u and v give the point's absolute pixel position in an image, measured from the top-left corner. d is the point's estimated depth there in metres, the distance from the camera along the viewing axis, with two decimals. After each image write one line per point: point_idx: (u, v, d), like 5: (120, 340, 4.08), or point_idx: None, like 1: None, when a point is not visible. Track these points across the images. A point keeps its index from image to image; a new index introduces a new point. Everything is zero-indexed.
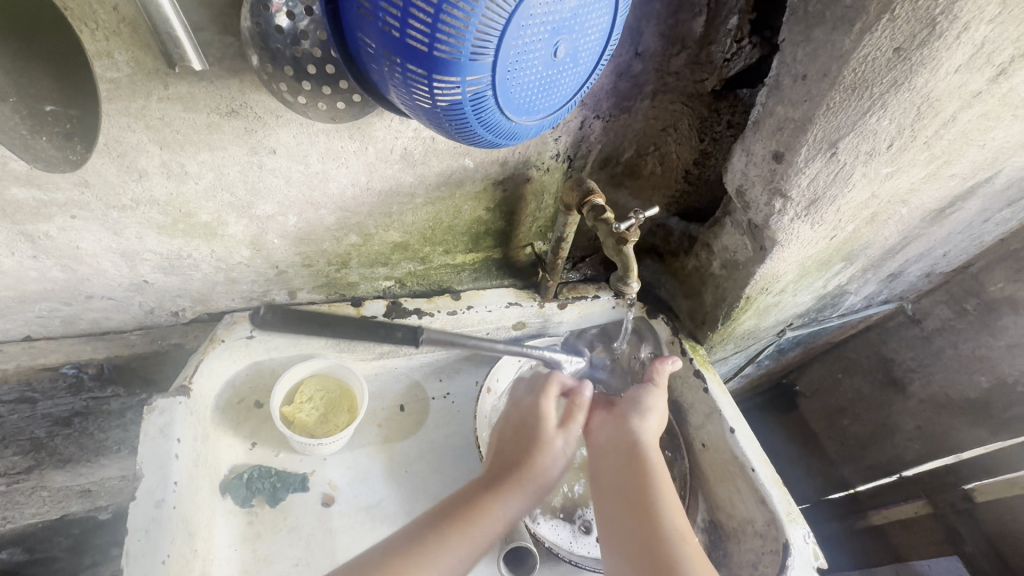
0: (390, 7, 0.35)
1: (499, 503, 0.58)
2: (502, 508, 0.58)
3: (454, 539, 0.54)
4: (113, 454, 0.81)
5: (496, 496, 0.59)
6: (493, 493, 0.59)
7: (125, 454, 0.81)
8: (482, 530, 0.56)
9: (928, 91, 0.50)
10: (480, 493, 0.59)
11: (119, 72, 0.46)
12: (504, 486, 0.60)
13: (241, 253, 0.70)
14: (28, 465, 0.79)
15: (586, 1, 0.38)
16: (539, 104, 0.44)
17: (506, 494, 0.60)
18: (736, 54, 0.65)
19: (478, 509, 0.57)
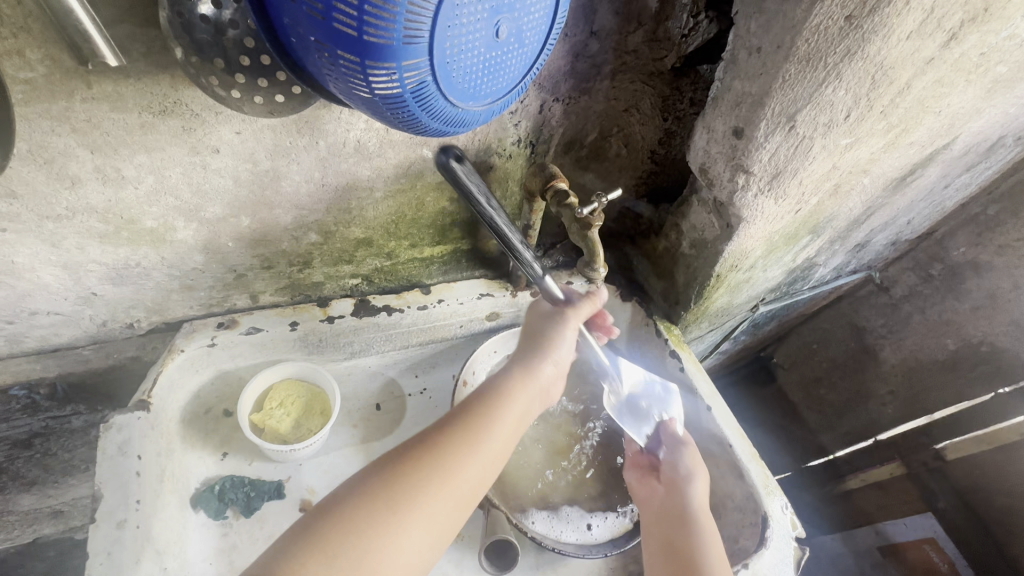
0: None
1: (501, 420, 0.56)
2: (504, 427, 0.56)
3: (458, 457, 0.51)
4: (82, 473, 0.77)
5: (497, 410, 0.57)
6: (493, 407, 0.57)
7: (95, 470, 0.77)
8: (488, 448, 0.54)
9: (882, 59, 0.50)
10: (486, 404, 0.57)
11: (34, 72, 0.43)
12: (503, 400, 0.58)
13: (194, 259, 0.67)
14: None
15: None
16: (485, 88, 0.42)
17: (507, 408, 0.57)
18: (693, 30, 0.64)
19: (481, 425, 0.54)
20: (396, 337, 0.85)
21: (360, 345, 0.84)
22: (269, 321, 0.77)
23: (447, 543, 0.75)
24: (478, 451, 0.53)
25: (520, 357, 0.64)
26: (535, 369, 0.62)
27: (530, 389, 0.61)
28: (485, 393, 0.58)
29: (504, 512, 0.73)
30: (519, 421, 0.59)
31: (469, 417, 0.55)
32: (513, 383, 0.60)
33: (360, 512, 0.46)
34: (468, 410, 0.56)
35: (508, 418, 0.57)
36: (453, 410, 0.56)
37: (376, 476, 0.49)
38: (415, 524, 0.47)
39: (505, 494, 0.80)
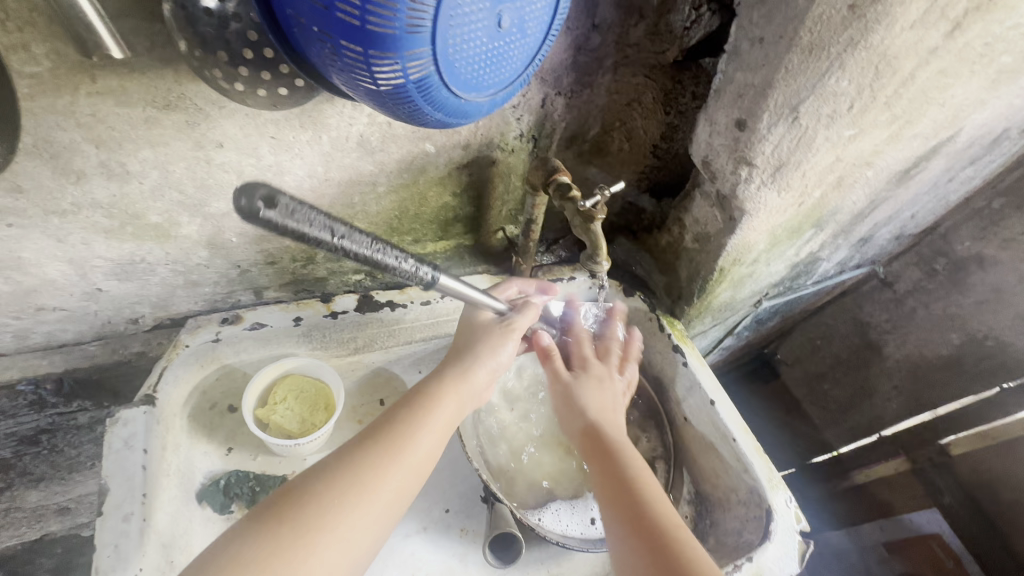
0: None
1: (423, 427, 0.60)
2: (431, 426, 0.60)
3: (385, 458, 0.56)
4: (88, 469, 0.79)
5: (418, 416, 0.60)
6: (416, 415, 0.60)
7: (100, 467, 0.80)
8: (415, 447, 0.58)
9: (885, 49, 0.50)
10: (411, 409, 0.61)
11: (39, 67, 0.43)
12: (427, 408, 0.61)
13: (199, 254, 0.67)
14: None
15: None
16: (488, 79, 0.43)
17: (426, 422, 0.60)
18: (696, 22, 0.63)
19: (404, 430, 0.59)
20: (399, 333, 0.86)
21: (364, 341, 0.85)
22: (273, 317, 0.78)
23: (451, 537, 0.75)
24: (403, 453, 0.57)
25: (451, 362, 0.67)
26: (468, 375, 0.66)
27: (456, 395, 0.64)
28: (414, 399, 0.62)
29: (507, 505, 0.73)
30: (444, 425, 0.62)
31: (392, 424, 0.59)
32: (440, 390, 0.63)
33: (281, 514, 0.50)
34: (391, 419, 0.60)
35: (429, 425, 0.60)
36: (379, 420, 0.60)
37: (299, 483, 0.54)
38: (328, 523, 0.51)
39: (508, 488, 0.80)
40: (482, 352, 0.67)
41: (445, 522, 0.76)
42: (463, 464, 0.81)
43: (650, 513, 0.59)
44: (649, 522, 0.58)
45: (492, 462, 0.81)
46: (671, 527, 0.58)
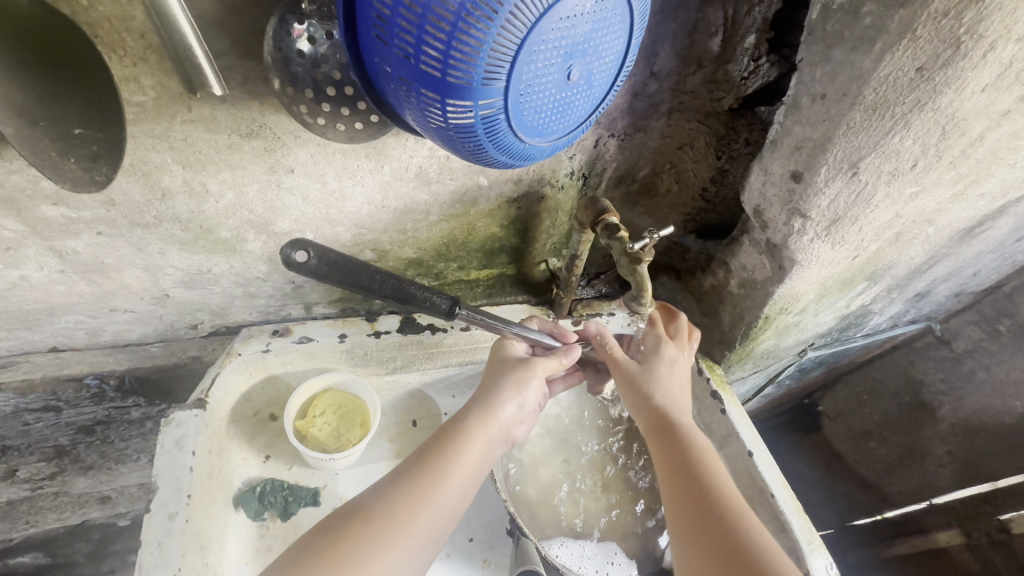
0: (405, 33, 0.36)
1: (467, 464, 0.62)
2: (464, 463, 0.62)
3: (418, 498, 0.57)
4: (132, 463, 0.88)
5: (457, 452, 0.62)
6: (450, 458, 0.61)
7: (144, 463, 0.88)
8: (449, 484, 0.59)
9: (954, 110, 0.49)
10: (445, 444, 0.63)
11: (145, 96, 0.48)
12: (466, 443, 0.63)
13: (259, 269, 0.71)
14: (54, 470, 0.85)
15: (601, 26, 0.39)
16: (553, 125, 0.44)
17: (459, 459, 0.62)
18: (753, 72, 0.64)
19: (439, 468, 0.60)
20: (437, 357, 0.85)
21: (401, 362, 0.84)
22: (320, 332, 0.81)
23: (473, 567, 0.75)
24: (438, 488, 0.58)
25: (482, 399, 0.69)
26: (497, 414, 0.68)
27: (486, 436, 0.66)
28: (449, 434, 0.64)
29: (533, 541, 0.73)
30: (477, 469, 0.63)
31: (433, 457, 0.61)
32: (473, 427, 0.65)
33: (341, 539, 0.52)
34: (431, 456, 0.62)
35: (471, 460, 0.63)
36: (418, 456, 0.62)
37: (357, 510, 0.55)
38: (395, 543, 0.53)
39: (534, 522, 0.79)
40: (511, 391, 0.70)
41: (468, 552, 0.76)
42: (490, 494, 0.80)
43: (709, 489, 0.59)
44: (700, 507, 0.58)
45: (520, 494, 0.81)
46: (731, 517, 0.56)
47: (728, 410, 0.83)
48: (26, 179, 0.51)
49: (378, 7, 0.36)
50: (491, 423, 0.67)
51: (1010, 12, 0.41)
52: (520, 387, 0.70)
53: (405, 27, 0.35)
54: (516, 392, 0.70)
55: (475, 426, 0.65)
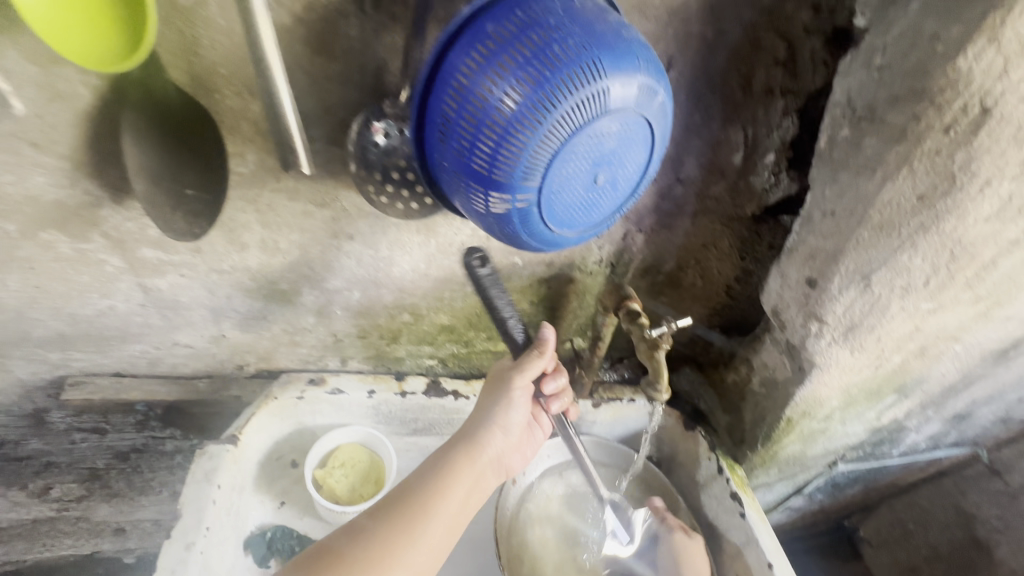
0: (463, 139, 0.44)
1: (445, 493, 0.63)
2: (450, 498, 0.63)
3: (403, 533, 0.58)
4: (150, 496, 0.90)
5: (444, 487, 0.64)
6: (436, 494, 0.63)
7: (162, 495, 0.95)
8: (433, 520, 0.60)
9: (959, 236, 0.52)
10: (432, 478, 0.64)
11: (245, 168, 0.58)
12: (451, 477, 0.65)
13: (308, 320, 0.78)
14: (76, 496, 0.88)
15: (625, 143, 0.46)
16: (579, 220, 0.50)
17: (444, 494, 0.63)
18: (775, 185, 0.68)
19: (425, 503, 0.61)
20: (457, 424, 0.89)
21: (423, 424, 0.89)
22: (351, 385, 0.84)
23: None
24: (421, 524, 0.59)
25: (470, 429, 0.71)
26: (482, 445, 0.70)
27: (472, 468, 0.67)
28: (436, 466, 0.66)
29: None
30: (462, 503, 0.65)
31: (420, 491, 0.62)
32: (459, 459, 0.67)
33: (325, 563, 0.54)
34: (416, 482, 0.64)
35: (457, 494, 0.64)
36: (401, 486, 0.63)
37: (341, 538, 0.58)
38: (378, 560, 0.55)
39: None
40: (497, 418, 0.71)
41: None
42: None
43: None
44: None
45: None
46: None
47: (749, 518, 0.78)
48: (137, 226, 0.61)
49: (444, 117, 0.45)
50: (477, 455, 0.68)
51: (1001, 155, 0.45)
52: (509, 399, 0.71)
53: (463, 134, 0.44)
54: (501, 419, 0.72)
55: (461, 460, 0.67)
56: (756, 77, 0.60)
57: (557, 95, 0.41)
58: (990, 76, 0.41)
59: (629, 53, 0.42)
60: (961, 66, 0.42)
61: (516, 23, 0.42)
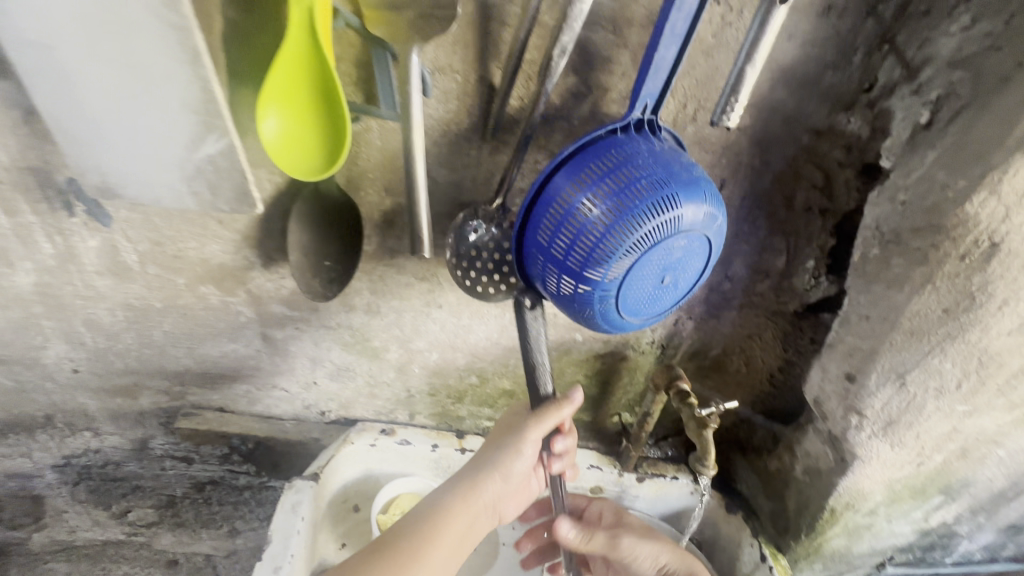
0: (563, 241, 0.54)
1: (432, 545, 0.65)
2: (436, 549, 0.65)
3: None
4: (211, 529, 1.12)
5: (431, 537, 0.66)
6: (422, 545, 0.65)
7: (220, 531, 1.11)
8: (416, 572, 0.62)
9: (985, 345, 0.59)
10: (422, 526, 0.66)
11: (369, 246, 0.71)
12: (440, 528, 0.67)
13: (389, 374, 0.89)
14: (152, 521, 1.12)
15: (688, 253, 0.56)
16: (643, 311, 0.60)
17: (431, 545, 0.65)
18: (815, 286, 0.77)
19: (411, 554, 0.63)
20: None
21: None
22: (418, 438, 0.93)
23: None
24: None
25: (467, 473, 0.72)
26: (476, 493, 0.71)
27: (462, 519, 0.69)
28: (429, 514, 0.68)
29: None
30: (448, 554, 0.67)
31: (409, 540, 0.65)
32: (450, 508, 0.69)
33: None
34: (412, 525, 0.67)
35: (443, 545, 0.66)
36: (393, 531, 0.66)
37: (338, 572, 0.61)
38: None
39: None
40: (497, 466, 0.71)
41: None
42: None
43: None
44: None
45: None
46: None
47: None
48: (274, 285, 0.75)
49: (548, 220, 0.55)
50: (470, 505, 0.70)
51: (1012, 280, 0.54)
52: (516, 453, 0.70)
53: (563, 237, 0.54)
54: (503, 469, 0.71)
55: (453, 509, 0.69)
56: (796, 197, 0.71)
57: (642, 217, 0.51)
58: (995, 219, 0.51)
59: (698, 186, 0.53)
60: (970, 211, 0.51)
61: (615, 157, 0.53)
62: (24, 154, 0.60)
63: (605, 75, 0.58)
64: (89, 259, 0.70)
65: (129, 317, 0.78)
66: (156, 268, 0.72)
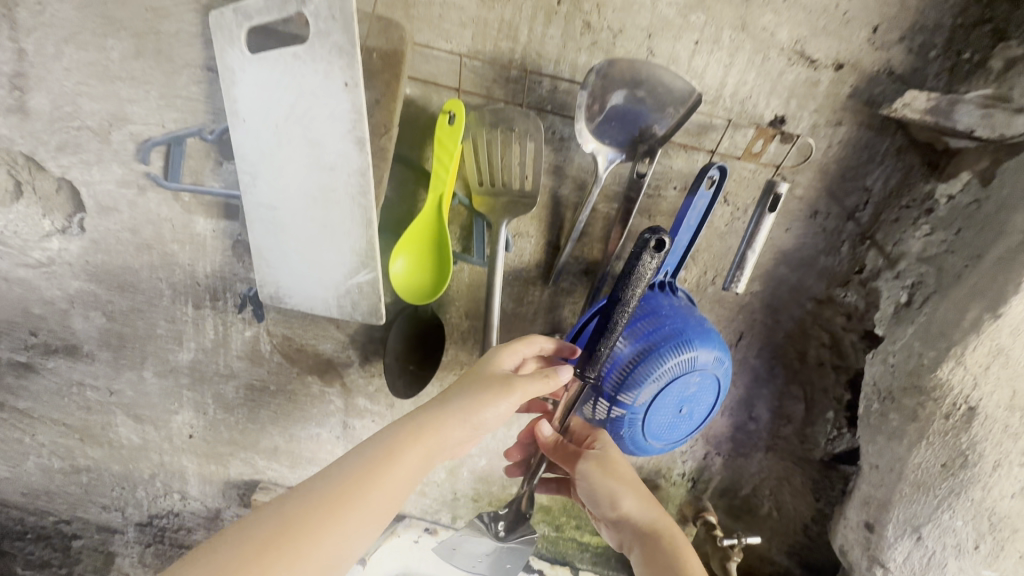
0: None
1: (374, 483, 0.50)
2: (379, 491, 0.49)
3: (321, 520, 0.46)
4: None
5: (373, 473, 0.50)
6: (361, 481, 0.49)
7: None
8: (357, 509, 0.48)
9: (991, 506, 0.63)
10: (364, 461, 0.51)
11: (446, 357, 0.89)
12: (386, 466, 0.51)
13: (441, 474, 1.00)
14: None
15: (702, 389, 0.69)
16: (664, 435, 0.71)
17: (377, 482, 0.50)
18: (838, 436, 0.82)
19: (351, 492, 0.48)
20: None
21: None
22: None
23: None
24: (347, 514, 0.47)
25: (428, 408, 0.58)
26: (439, 433, 0.56)
27: (415, 461, 0.53)
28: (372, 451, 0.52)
29: None
30: (392, 499, 0.50)
31: (345, 478, 0.49)
32: (400, 446, 0.53)
33: (256, 556, 0.42)
34: (354, 469, 0.50)
35: (386, 489, 0.50)
36: (321, 475, 0.50)
37: (274, 522, 0.45)
38: (340, 549, 0.46)
39: None
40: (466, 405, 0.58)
41: None
42: None
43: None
44: None
45: None
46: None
47: None
48: (365, 381, 0.93)
49: None
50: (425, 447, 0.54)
51: (997, 443, 0.61)
52: (500, 402, 0.58)
53: None
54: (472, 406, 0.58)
55: (401, 446, 0.53)
56: (808, 352, 0.82)
57: (666, 357, 0.65)
58: (965, 385, 0.60)
59: (710, 336, 0.67)
60: (942, 376, 0.62)
61: (642, 308, 0.68)
62: (223, 267, 0.85)
63: None
64: (235, 345, 0.92)
65: (247, 394, 0.97)
66: (280, 358, 0.92)
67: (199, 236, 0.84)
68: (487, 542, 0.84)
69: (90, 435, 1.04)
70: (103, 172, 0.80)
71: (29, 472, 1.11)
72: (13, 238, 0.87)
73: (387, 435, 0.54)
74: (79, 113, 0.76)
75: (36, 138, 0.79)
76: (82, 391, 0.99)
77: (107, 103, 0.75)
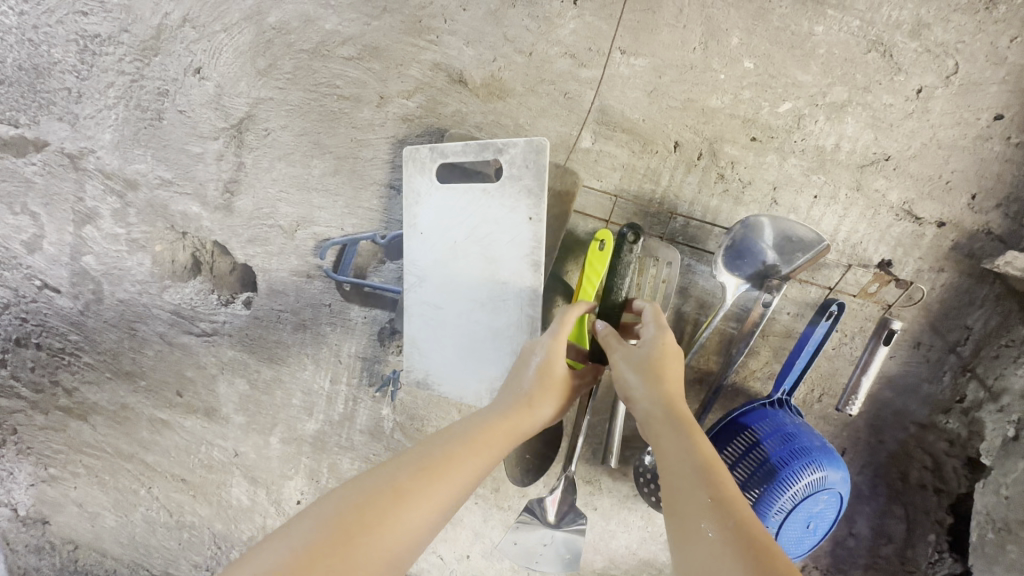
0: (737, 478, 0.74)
1: (466, 463, 0.54)
2: (467, 469, 0.54)
3: (424, 487, 0.50)
4: None
5: (466, 452, 0.55)
6: (457, 456, 0.54)
7: None
8: (456, 484, 0.52)
9: None
10: (456, 439, 0.56)
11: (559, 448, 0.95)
12: (477, 447, 0.56)
13: None
14: None
15: (828, 506, 0.72)
16: (790, 549, 0.74)
17: (469, 462, 0.54)
18: (939, 560, 0.85)
19: (451, 467, 0.53)
20: None
21: None
22: None
23: None
24: (444, 483, 0.51)
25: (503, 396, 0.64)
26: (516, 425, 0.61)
27: (497, 448, 0.58)
28: (462, 433, 0.57)
29: None
30: (473, 476, 0.55)
31: (444, 454, 0.54)
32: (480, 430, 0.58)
33: (381, 514, 0.47)
34: (451, 448, 0.55)
35: (472, 469, 0.54)
36: (425, 445, 0.55)
37: (386, 486, 0.49)
38: (438, 515, 0.50)
39: None
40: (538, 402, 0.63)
41: None
42: None
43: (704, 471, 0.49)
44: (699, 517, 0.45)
45: None
46: (715, 531, 0.44)
47: None
48: None
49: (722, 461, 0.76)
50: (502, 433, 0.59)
51: None
52: (547, 392, 0.64)
53: (738, 475, 0.74)
54: (536, 401, 0.63)
55: (478, 428, 0.58)
56: (910, 474, 0.86)
57: (797, 478, 0.70)
58: None
59: (835, 455, 0.72)
60: None
61: (769, 425, 0.74)
62: (367, 349, 0.95)
63: (755, 360, 0.85)
64: (361, 420, 1.00)
65: (360, 467, 1.03)
66: (400, 435, 1.00)
67: (351, 320, 0.94)
68: (544, 534, 0.90)
69: (204, 492, 1.11)
70: (281, 261, 0.93)
71: (133, 525, 1.16)
72: (187, 310, 0.99)
73: (468, 420, 0.59)
74: (275, 214, 0.91)
75: (232, 230, 0.93)
76: (208, 450, 1.07)
77: (300, 207, 0.90)
